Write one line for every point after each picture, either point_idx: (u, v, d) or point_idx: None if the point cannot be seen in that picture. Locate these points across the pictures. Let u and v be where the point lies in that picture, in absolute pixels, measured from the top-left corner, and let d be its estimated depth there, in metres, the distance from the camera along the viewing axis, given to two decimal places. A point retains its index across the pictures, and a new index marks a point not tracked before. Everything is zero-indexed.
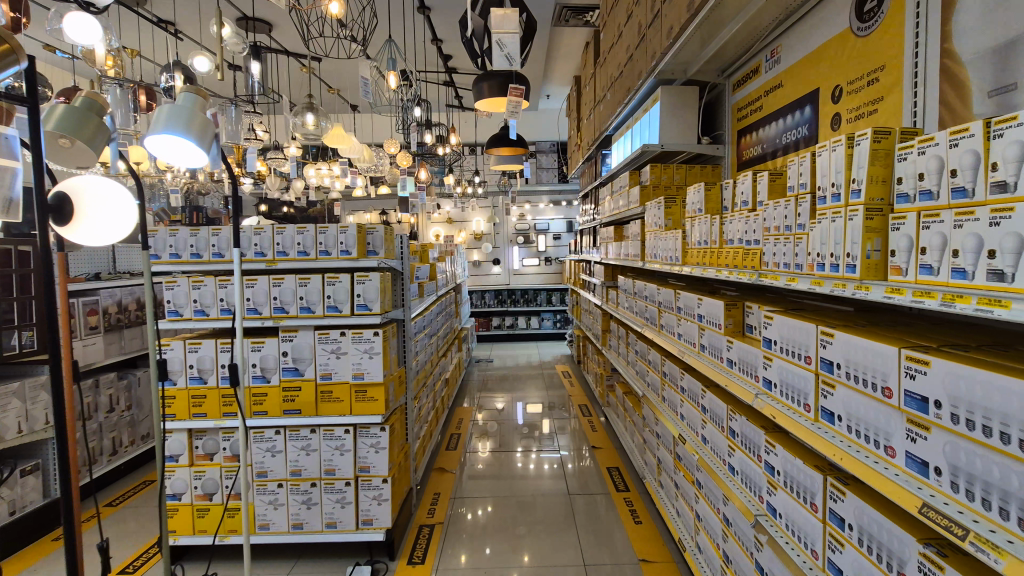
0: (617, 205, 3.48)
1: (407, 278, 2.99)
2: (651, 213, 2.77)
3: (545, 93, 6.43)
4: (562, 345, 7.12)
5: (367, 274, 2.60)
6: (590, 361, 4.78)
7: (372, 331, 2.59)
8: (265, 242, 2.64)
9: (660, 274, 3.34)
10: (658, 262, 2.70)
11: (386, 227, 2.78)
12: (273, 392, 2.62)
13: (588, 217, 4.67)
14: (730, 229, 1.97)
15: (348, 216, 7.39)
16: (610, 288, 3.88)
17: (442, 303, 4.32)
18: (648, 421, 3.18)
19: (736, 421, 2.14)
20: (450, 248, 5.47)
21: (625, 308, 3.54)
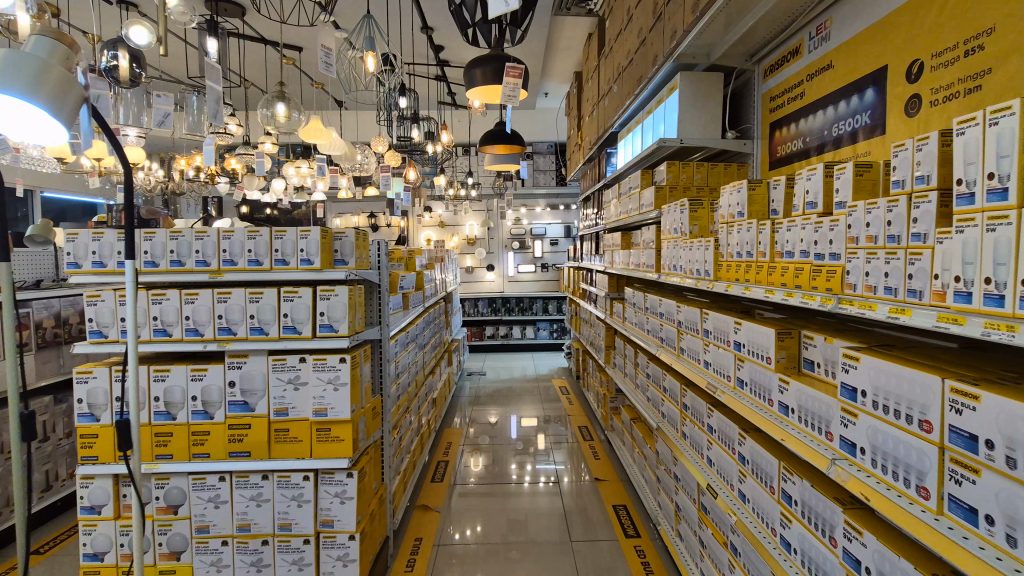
0: (625, 209, 3.15)
1: (385, 290, 2.66)
2: (669, 218, 2.45)
3: (543, 90, 6.10)
4: (558, 357, 6.77)
5: (334, 289, 2.28)
6: (590, 378, 4.43)
7: (338, 359, 2.28)
8: (208, 249, 2.28)
9: (678, 288, 2.97)
10: (679, 274, 2.36)
11: (356, 231, 2.44)
12: (217, 430, 2.29)
13: (590, 222, 4.33)
14: (787, 237, 1.65)
15: (335, 219, 7.03)
16: (617, 301, 3.51)
17: (430, 315, 3.96)
18: (664, 459, 2.75)
19: (794, 484, 1.68)
20: (441, 255, 5.12)
21: (635, 326, 3.17)
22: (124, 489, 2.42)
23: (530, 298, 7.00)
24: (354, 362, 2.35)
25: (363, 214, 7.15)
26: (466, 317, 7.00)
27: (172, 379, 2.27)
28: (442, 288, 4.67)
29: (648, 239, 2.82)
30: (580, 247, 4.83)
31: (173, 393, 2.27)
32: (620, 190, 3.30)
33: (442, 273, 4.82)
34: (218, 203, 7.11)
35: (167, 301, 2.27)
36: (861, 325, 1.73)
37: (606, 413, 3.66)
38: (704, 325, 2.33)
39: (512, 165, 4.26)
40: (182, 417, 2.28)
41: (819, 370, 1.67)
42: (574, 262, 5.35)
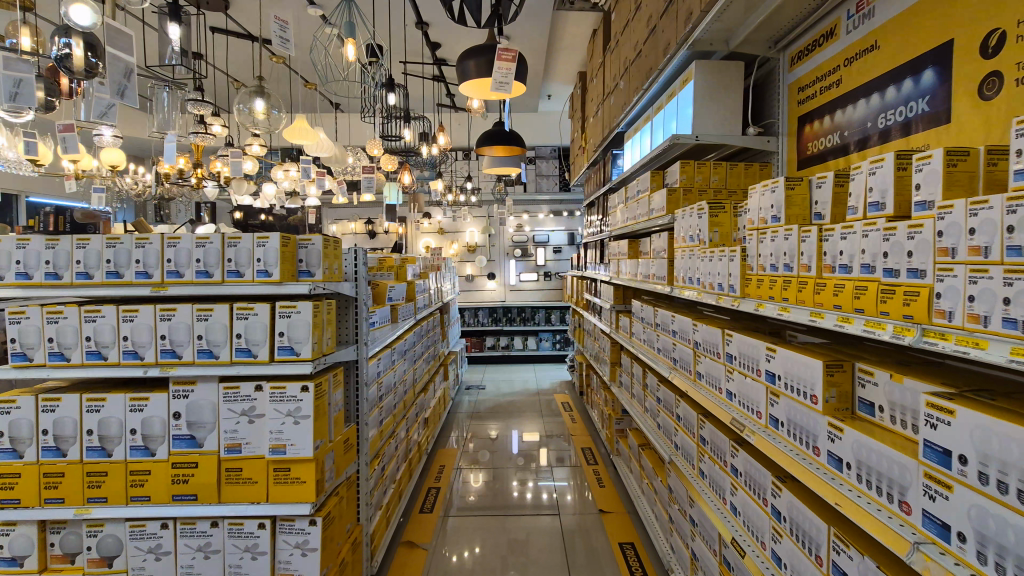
0: (633, 214, 2.91)
1: (363, 303, 2.44)
2: (683, 225, 2.21)
3: (546, 92, 5.88)
4: (561, 369, 6.51)
5: (297, 305, 2.05)
6: (594, 394, 4.16)
7: (299, 389, 2.06)
8: (149, 259, 2.10)
9: (692, 303, 2.71)
10: (698, 289, 2.11)
11: (324, 239, 2.20)
12: (159, 468, 2.12)
13: (594, 228, 4.09)
14: (835, 246, 1.39)
15: (331, 225, 6.82)
16: (624, 315, 3.24)
17: (423, 328, 3.71)
18: (677, 497, 2.45)
19: (845, 556, 1.35)
20: (438, 262, 4.89)
21: (644, 344, 2.90)
22: (50, 539, 2.17)
23: (532, 308, 6.75)
24: (320, 390, 2.13)
25: (361, 220, 6.94)
26: (465, 327, 6.75)
27: (108, 411, 2.11)
28: (438, 298, 4.43)
29: (659, 246, 2.57)
30: (584, 255, 4.58)
31: (110, 426, 2.11)
32: (627, 193, 3.06)
33: (439, 282, 4.58)
34: (211, 208, 6.92)
35: (102, 320, 2.09)
36: (922, 356, 1.45)
37: (610, 435, 3.37)
38: (730, 351, 2.05)
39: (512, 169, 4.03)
40: (120, 453, 2.12)
41: (885, 419, 1.35)
42: (577, 270, 5.11)
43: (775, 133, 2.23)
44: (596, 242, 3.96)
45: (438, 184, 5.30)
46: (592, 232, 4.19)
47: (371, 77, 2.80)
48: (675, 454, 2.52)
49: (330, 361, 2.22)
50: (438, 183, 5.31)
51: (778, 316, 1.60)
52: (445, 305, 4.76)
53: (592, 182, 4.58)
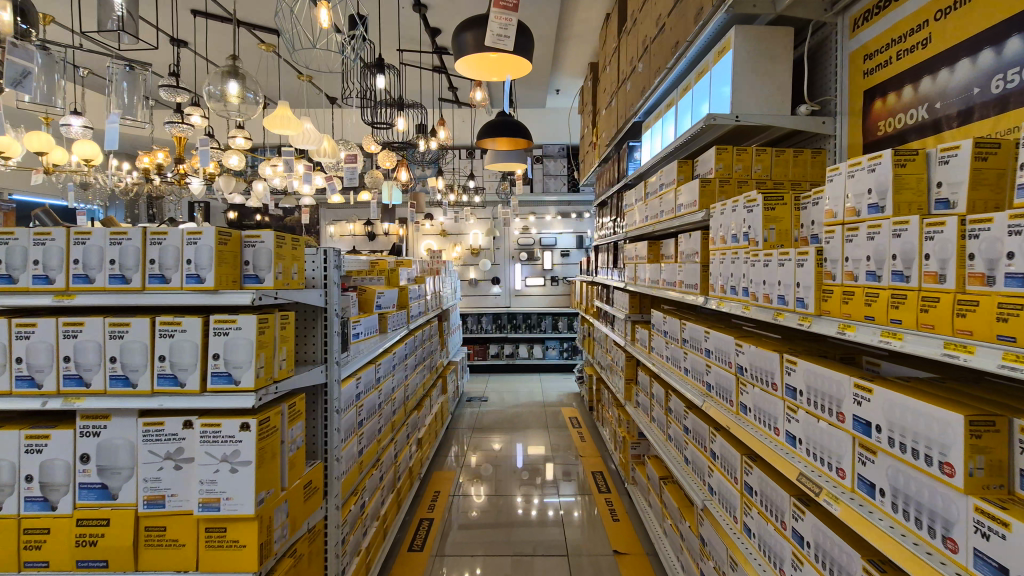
0: (654, 211, 2.57)
1: (333, 313, 2.12)
2: (728, 222, 1.88)
3: (554, 86, 5.59)
4: (568, 379, 6.16)
5: (237, 320, 1.74)
6: (603, 410, 3.80)
7: (237, 427, 1.69)
8: (51, 259, 1.79)
9: (728, 317, 2.34)
10: (746, 299, 1.79)
11: (276, 236, 1.87)
12: (60, 526, 1.80)
13: (606, 231, 3.75)
14: (994, 245, 0.95)
15: (328, 226, 6.53)
16: (644, 327, 2.86)
17: (417, 338, 3.38)
18: (709, 551, 2.05)
19: None
20: (438, 264, 4.57)
21: (670, 363, 2.52)
22: None
23: (538, 315, 6.42)
24: (265, 427, 1.76)
25: (360, 222, 6.65)
26: (468, 334, 6.42)
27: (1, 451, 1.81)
28: (438, 304, 4.11)
29: (689, 249, 2.23)
30: (594, 258, 4.25)
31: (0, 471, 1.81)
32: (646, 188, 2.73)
33: (438, 288, 4.24)
34: (203, 208, 6.65)
35: None
36: None
37: (625, 462, 2.99)
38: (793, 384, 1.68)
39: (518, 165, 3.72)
40: (13, 506, 1.80)
41: None
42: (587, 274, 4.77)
43: (831, 112, 1.96)
44: (608, 245, 3.62)
45: (438, 182, 5.00)
46: (604, 233, 3.85)
47: (358, 57, 2.52)
48: (711, 499, 2.12)
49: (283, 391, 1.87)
50: (438, 182, 5.00)
51: (878, 343, 1.22)
52: (445, 311, 4.45)
53: (603, 181, 4.23)
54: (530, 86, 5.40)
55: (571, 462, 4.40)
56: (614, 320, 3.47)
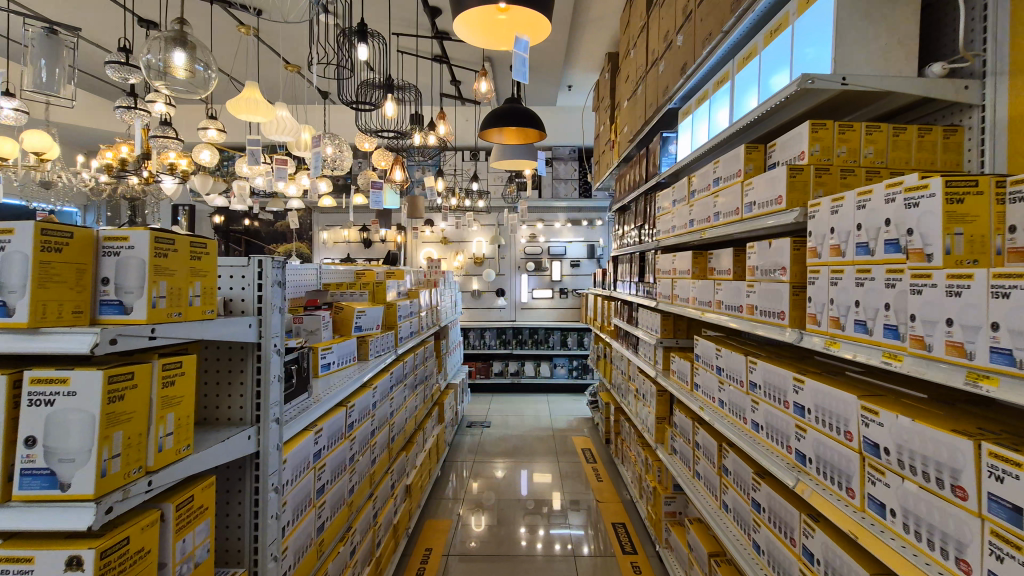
0: (708, 215, 2.10)
1: (271, 349, 1.48)
2: (851, 226, 1.33)
3: (566, 83, 5.16)
4: (578, 400, 5.65)
5: (68, 378, 1.00)
6: (622, 444, 3.32)
7: (62, 565, 0.98)
8: None
9: (818, 356, 1.69)
10: (872, 338, 1.26)
11: (154, 239, 1.17)
12: None
13: (629, 240, 3.26)
14: None
15: (322, 233, 6.09)
16: (686, 360, 2.30)
17: (412, 361, 2.93)
18: None
19: None
20: (437, 276, 4.10)
21: (726, 411, 1.93)
22: None
23: (545, 330, 5.92)
24: (120, 558, 1.04)
25: (355, 228, 6.21)
26: (470, 350, 5.93)
27: None
28: (435, 320, 3.59)
29: (767, 263, 1.74)
30: (612, 269, 3.76)
31: None
32: (693, 186, 2.27)
33: (437, 303, 3.72)
34: (189, 212, 6.24)
35: None
36: None
37: (659, 520, 2.42)
38: (1012, 500, 0.86)
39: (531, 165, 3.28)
40: None
41: None
42: (602, 287, 4.29)
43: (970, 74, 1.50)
44: (632, 256, 3.14)
45: (437, 183, 4.55)
46: (626, 242, 3.36)
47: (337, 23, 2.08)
48: None
49: (167, 484, 1.17)
50: (438, 183, 4.55)
51: None
52: (443, 329, 3.96)
53: (623, 183, 3.73)
54: (540, 81, 4.96)
55: (582, 490, 3.90)
56: (640, 346, 2.92)
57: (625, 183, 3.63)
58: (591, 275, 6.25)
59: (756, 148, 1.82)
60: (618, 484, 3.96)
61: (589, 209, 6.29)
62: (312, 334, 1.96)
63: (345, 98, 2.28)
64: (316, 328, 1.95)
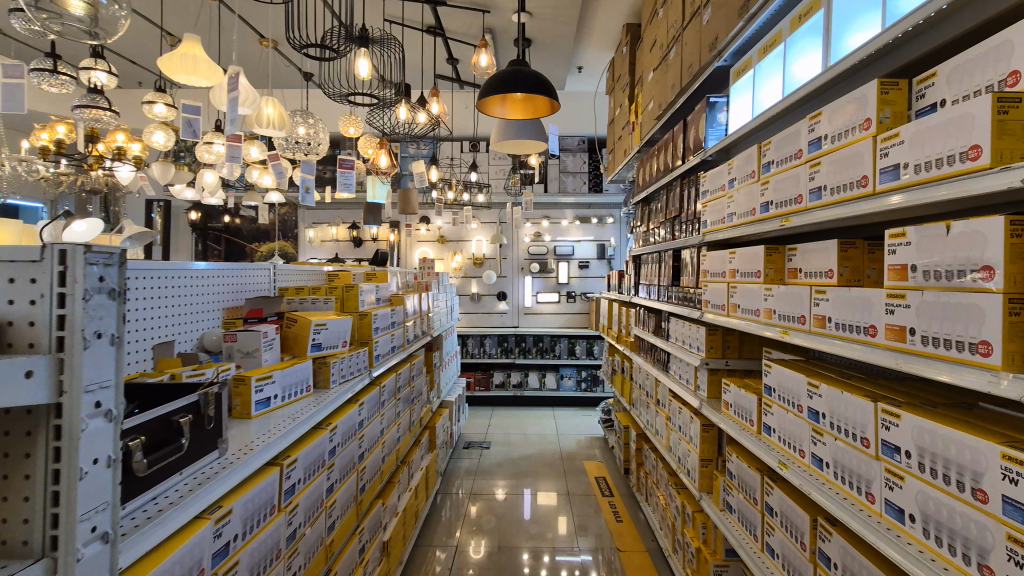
0: (801, 193, 1.63)
1: (86, 418, 0.77)
2: None
3: (575, 65, 4.66)
4: (588, 413, 5.14)
5: None
6: (646, 475, 2.83)
7: None
8: None
9: None
10: None
11: None
12: None
13: (654, 235, 2.76)
14: None
15: (308, 230, 5.60)
16: (752, 392, 1.75)
17: (398, 381, 2.44)
18: None
19: None
20: (430, 278, 3.59)
21: (836, 477, 1.36)
22: None
23: (551, 338, 5.41)
24: None
25: (345, 226, 5.71)
26: (469, 359, 5.41)
27: None
28: (425, 330, 3.04)
29: (938, 264, 1.14)
30: (630, 269, 3.26)
31: None
32: (768, 158, 1.79)
33: (428, 310, 3.19)
34: (164, 207, 5.75)
35: None
36: None
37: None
38: None
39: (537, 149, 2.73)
40: None
41: None
42: (616, 291, 3.78)
43: None
44: (659, 255, 2.64)
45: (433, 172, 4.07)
46: (650, 238, 2.86)
47: None
48: None
49: None
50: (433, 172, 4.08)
51: None
52: (437, 339, 3.44)
53: (645, 171, 3.21)
54: (546, 62, 4.46)
55: (591, 509, 3.44)
56: (674, 365, 2.38)
57: (648, 169, 3.11)
58: (600, 277, 5.75)
59: (897, 85, 1.31)
60: (636, 510, 3.47)
61: (599, 205, 5.78)
62: (248, 357, 1.48)
63: (292, 38, 1.64)
64: (254, 348, 1.47)
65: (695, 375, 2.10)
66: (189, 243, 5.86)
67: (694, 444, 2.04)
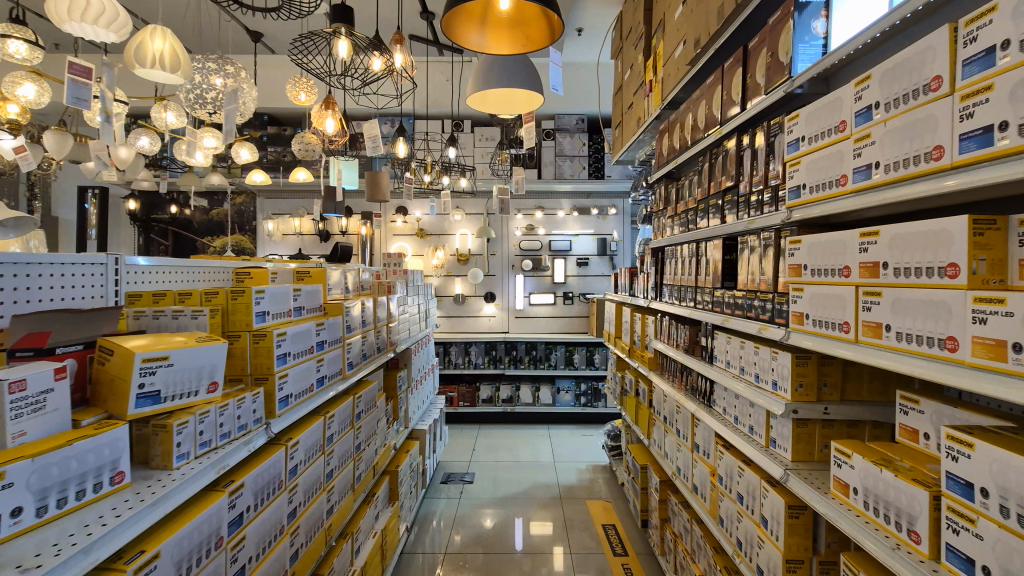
0: (942, 140, 0.77)
1: None
2: None
3: (575, 27, 3.98)
4: (587, 432, 4.46)
5: None
6: (674, 534, 2.11)
7: None
8: None
9: None
10: None
11: None
12: None
13: (683, 218, 2.07)
14: None
15: (265, 221, 4.87)
16: (917, 483, 0.86)
17: (344, 421, 1.72)
18: None
19: None
20: (400, 277, 2.87)
21: None
22: None
23: (546, 345, 4.72)
24: None
25: (310, 218, 4.99)
26: (452, 369, 4.72)
27: None
28: (384, 347, 2.32)
29: None
30: (647, 263, 2.58)
31: None
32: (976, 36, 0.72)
33: (392, 321, 2.48)
34: (100, 195, 4.99)
35: None
36: None
37: None
38: None
39: (526, 109, 2.06)
40: None
41: None
42: (626, 293, 3.09)
43: None
44: (693, 245, 1.95)
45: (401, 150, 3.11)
46: (675, 221, 2.17)
47: None
48: None
49: None
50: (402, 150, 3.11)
51: None
52: (405, 353, 2.74)
53: (660, 146, 2.53)
54: None
55: (591, 538, 2.79)
56: (724, 401, 1.67)
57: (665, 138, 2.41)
58: (602, 276, 5.06)
59: None
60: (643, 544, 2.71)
61: (599, 194, 5.10)
62: None
63: None
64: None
65: (766, 422, 1.39)
66: (130, 237, 5.10)
67: (768, 531, 1.30)
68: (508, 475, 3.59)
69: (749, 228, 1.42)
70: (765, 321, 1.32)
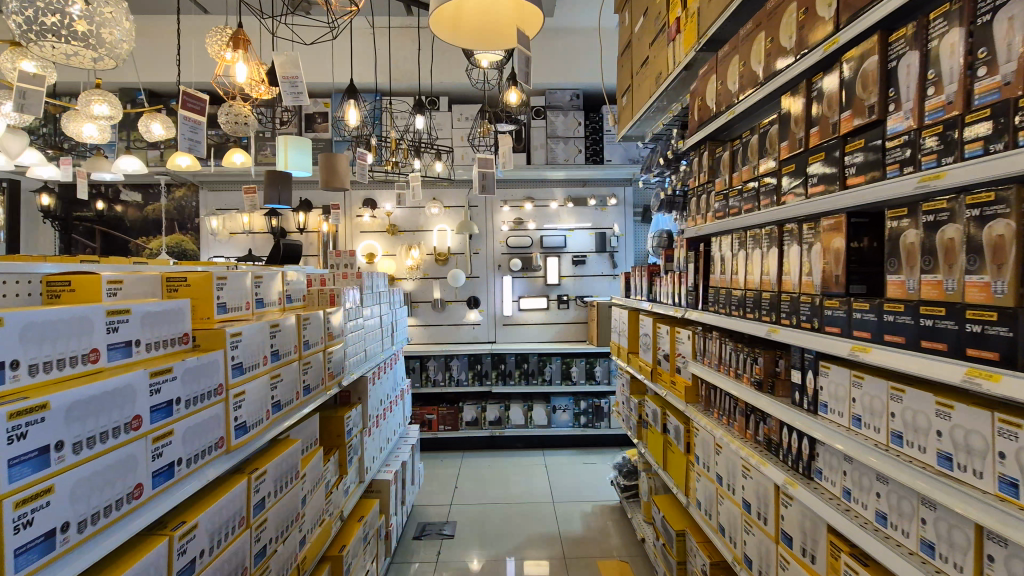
0: None
1: None
2: None
3: None
4: (589, 458, 3.82)
5: None
6: None
7: None
8: None
9: None
10: None
11: None
12: None
13: (742, 194, 1.44)
14: None
15: (208, 217, 4.16)
16: None
17: (228, 525, 1.04)
18: None
19: None
20: (355, 282, 2.20)
21: None
22: None
23: (539, 358, 4.09)
24: None
25: (262, 214, 4.30)
26: (430, 387, 4.06)
27: None
28: (325, 383, 1.65)
29: None
30: (679, 259, 1.95)
31: None
32: None
33: (339, 344, 1.81)
34: (9, 189, 4.23)
35: None
36: None
37: None
38: None
39: (508, 46, 1.42)
40: None
41: None
42: (643, 299, 2.46)
43: None
44: (769, 230, 1.31)
45: (351, 113, 2.29)
46: (728, 198, 1.54)
47: None
48: None
49: None
50: (353, 114, 2.28)
51: None
52: (358, 384, 2.07)
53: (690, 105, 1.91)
54: None
55: None
56: (849, 479, 1.03)
57: (698, 89, 1.78)
58: (601, 276, 4.43)
59: None
60: None
61: (597, 182, 4.48)
62: None
63: None
64: None
65: (973, 546, 0.75)
66: (49, 238, 4.35)
67: None
68: (497, 520, 2.93)
69: (922, 188, 0.79)
70: (991, 366, 0.68)
